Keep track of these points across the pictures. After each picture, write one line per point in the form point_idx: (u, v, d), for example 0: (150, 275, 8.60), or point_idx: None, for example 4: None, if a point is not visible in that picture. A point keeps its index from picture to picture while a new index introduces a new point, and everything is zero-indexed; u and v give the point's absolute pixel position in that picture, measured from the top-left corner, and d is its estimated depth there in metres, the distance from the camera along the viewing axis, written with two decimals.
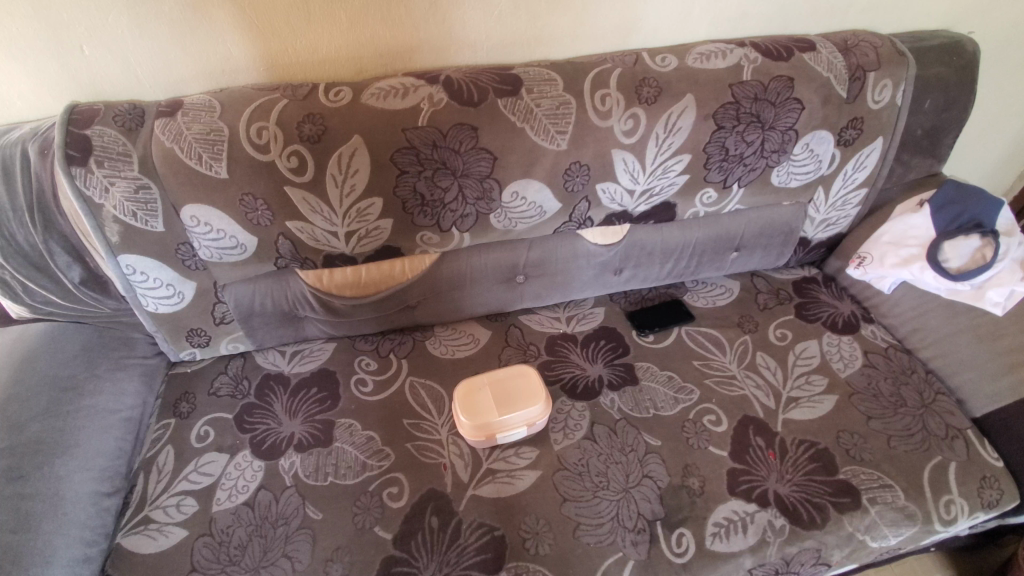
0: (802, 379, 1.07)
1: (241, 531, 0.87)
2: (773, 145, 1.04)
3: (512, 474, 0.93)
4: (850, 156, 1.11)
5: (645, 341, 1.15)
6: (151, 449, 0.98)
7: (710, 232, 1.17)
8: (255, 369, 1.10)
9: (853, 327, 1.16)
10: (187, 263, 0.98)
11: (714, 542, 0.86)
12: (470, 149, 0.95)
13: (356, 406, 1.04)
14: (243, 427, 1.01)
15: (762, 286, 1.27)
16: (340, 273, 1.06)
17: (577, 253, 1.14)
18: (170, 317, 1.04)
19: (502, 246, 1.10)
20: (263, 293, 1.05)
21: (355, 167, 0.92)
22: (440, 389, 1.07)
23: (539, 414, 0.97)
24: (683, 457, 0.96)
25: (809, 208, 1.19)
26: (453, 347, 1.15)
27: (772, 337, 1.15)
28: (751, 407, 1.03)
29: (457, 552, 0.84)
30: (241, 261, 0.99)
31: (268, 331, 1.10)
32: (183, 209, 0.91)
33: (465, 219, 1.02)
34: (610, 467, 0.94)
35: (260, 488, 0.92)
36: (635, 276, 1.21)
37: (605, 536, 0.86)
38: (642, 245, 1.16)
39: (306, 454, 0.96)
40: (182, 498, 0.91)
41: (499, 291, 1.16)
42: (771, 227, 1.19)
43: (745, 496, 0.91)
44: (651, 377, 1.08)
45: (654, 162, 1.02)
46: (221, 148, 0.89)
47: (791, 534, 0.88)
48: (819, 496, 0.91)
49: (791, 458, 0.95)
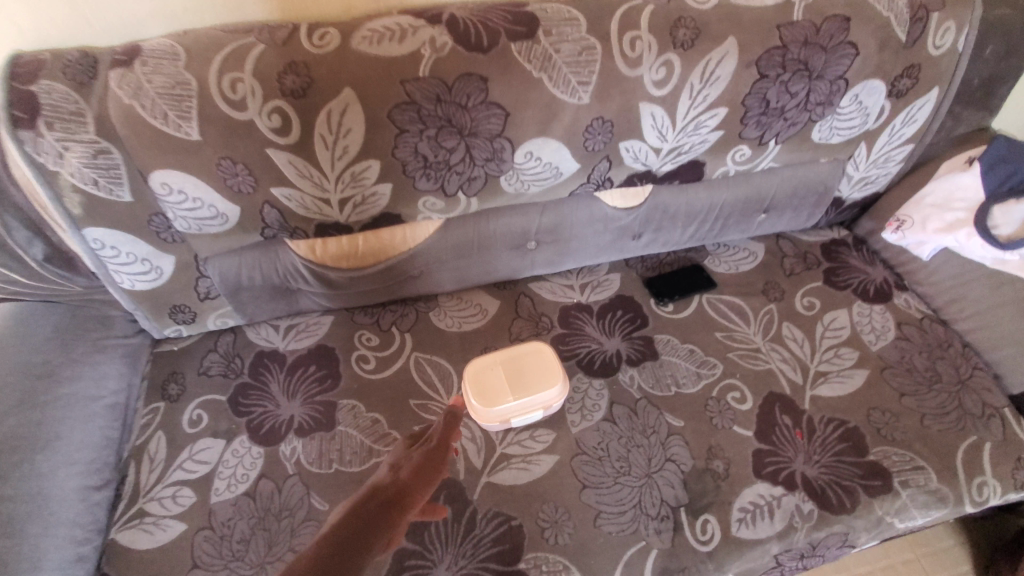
0: (831, 352, 1.02)
1: (243, 525, 0.83)
2: (819, 96, 0.93)
3: (528, 459, 0.88)
4: (900, 109, 1.01)
5: (665, 311, 1.08)
6: (141, 437, 0.92)
7: (740, 192, 1.06)
8: (248, 346, 1.03)
9: (886, 295, 1.10)
10: (163, 236, 0.88)
11: (740, 528, 0.83)
12: (480, 104, 0.82)
13: (359, 386, 0.97)
14: (239, 410, 0.95)
15: (789, 249, 1.18)
16: (334, 243, 0.96)
17: (594, 217, 1.03)
18: (149, 294, 0.94)
19: (512, 210, 1.00)
20: (250, 266, 0.95)
21: (347, 125, 0.80)
22: (448, 366, 1.00)
23: (556, 397, 0.91)
24: (707, 438, 0.91)
25: (848, 165, 1.09)
26: (459, 319, 1.07)
27: (800, 305, 1.09)
28: (777, 382, 0.98)
29: (473, 544, 0.81)
30: (224, 232, 0.89)
31: (259, 304, 1.01)
32: (151, 174, 0.80)
33: (473, 182, 0.91)
34: (632, 451, 0.89)
35: (260, 477, 0.88)
36: (655, 241, 1.12)
37: (628, 525, 0.82)
38: (665, 207, 1.05)
39: (308, 439, 0.91)
40: (178, 489, 0.87)
41: (509, 258, 1.06)
42: (805, 187, 1.09)
43: (772, 479, 0.88)
44: (672, 351, 1.02)
45: (686, 116, 0.90)
46: (189, 105, 0.76)
47: (819, 519, 0.85)
48: (848, 479, 0.88)
49: (819, 438, 0.92)
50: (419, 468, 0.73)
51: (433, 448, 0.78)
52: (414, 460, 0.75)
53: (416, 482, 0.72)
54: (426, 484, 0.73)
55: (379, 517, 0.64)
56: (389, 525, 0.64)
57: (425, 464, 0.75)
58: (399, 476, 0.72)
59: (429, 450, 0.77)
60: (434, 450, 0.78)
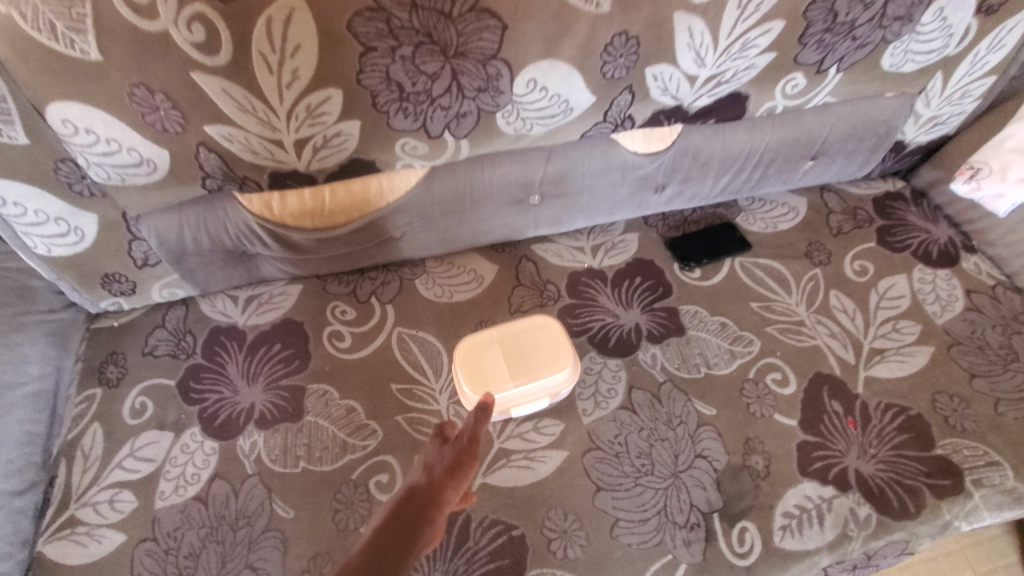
0: (888, 326, 0.87)
1: (193, 536, 0.70)
2: (898, 8, 0.73)
3: (531, 456, 0.74)
4: (989, 30, 0.81)
5: (691, 278, 0.92)
6: (73, 429, 0.78)
7: (787, 134, 0.88)
8: (201, 321, 0.87)
9: (951, 259, 0.93)
10: (78, 190, 0.71)
11: (784, 537, 0.70)
12: (469, 13, 0.63)
13: (332, 368, 0.82)
14: (190, 398, 0.80)
15: (835, 203, 1.01)
16: (294, 197, 0.78)
17: (611, 165, 0.85)
18: (73, 260, 0.78)
19: (512, 156, 0.82)
20: (193, 226, 0.77)
21: (295, 41, 0.61)
22: (437, 344, 0.85)
23: (565, 382, 0.76)
24: (743, 430, 0.77)
25: (917, 100, 0.90)
26: (450, 288, 0.91)
27: (850, 270, 0.93)
28: (824, 362, 0.83)
29: (465, 558, 0.67)
30: (154, 184, 0.72)
31: (211, 272, 0.84)
32: (47, 109, 0.63)
33: (463, 120, 0.73)
34: (654, 446, 0.75)
35: (214, 478, 0.74)
36: (681, 194, 0.94)
37: (651, 535, 0.69)
38: (697, 152, 0.87)
39: (271, 432, 0.77)
40: (117, 492, 0.74)
41: (509, 215, 0.89)
42: (864, 127, 0.90)
43: (821, 477, 0.74)
44: (700, 325, 0.86)
45: (731, 33, 0.71)
46: (82, 11, 0.57)
47: (877, 526, 0.71)
48: (911, 477, 0.74)
49: (875, 428, 0.78)
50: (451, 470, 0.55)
51: (468, 441, 0.58)
52: (445, 462, 0.55)
53: (448, 489, 0.53)
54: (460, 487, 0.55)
55: (400, 547, 0.47)
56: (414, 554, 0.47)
57: (459, 461, 0.56)
58: (430, 483, 0.53)
59: (463, 444, 0.58)
60: (470, 445, 0.58)
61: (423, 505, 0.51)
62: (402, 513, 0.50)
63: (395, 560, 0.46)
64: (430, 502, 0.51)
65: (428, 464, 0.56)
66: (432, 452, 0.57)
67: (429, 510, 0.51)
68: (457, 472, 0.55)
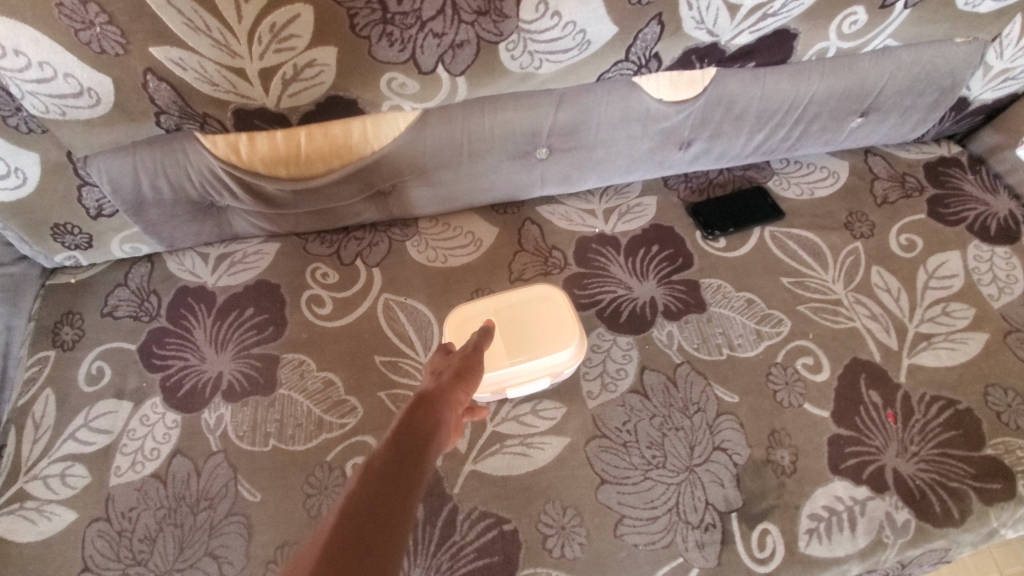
0: (937, 308, 0.77)
1: (150, 518, 0.63)
2: None
3: (528, 442, 0.66)
4: None
5: (715, 248, 0.81)
6: (24, 395, 0.71)
7: (836, 83, 0.76)
8: (166, 281, 0.78)
9: (1011, 234, 0.82)
10: (14, 124, 0.62)
11: (810, 543, 0.62)
12: None
13: (309, 336, 0.74)
14: (152, 364, 0.72)
15: (882, 169, 0.89)
16: (265, 140, 0.67)
17: (631, 115, 0.74)
18: (17, 207, 0.69)
19: (516, 101, 0.70)
20: (149, 171, 0.67)
21: None
22: (427, 313, 0.76)
23: (569, 362, 0.67)
24: (768, 420, 0.68)
25: (990, 49, 0.77)
26: (444, 251, 0.81)
27: (896, 244, 0.82)
28: (862, 347, 0.74)
29: (450, 554, 0.60)
30: (101, 120, 0.62)
31: (175, 226, 0.75)
32: None
33: (459, 52, 0.62)
34: (667, 436, 0.67)
35: (175, 454, 0.67)
36: (708, 153, 0.83)
37: (659, 535, 0.62)
38: (731, 102, 0.75)
39: (238, 405, 0.69)
40: (69, 466, 0.66)
41: (512, 170, 0.78)
42: (925, 78, 0.78)
43: (854, 476, 0.65)
44: (724, 301, 0.77)
45: None
46: None
47: (916, 533, 0.63)
48: (957, 480, 0.65)
49: (918, 424, 0.69)
50: (461, 370, 0.47)
51: (473, 350, 0.51)
52: (455, 364, 0.48)
53: (463, 386, 0.45)
54: (474, 391, 0.46)
55: (426, 431, 0.39)
56: (441, 440, 0.39)
57: (470, 366, 0.48)
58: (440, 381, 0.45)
59: (468, 354, 0.51)
60: (475, 352, 0.51)
61: (440, 400, 0.42)
62: (419, 403, 0.41)
63: (422, 445, 0.37)
64: (445, 396, 0.43)
65: (435, 371, 0.47)
66: (437, 362, 0.49)
67: (448, 401, 0.43)
68: (469, 375, 0.47)
